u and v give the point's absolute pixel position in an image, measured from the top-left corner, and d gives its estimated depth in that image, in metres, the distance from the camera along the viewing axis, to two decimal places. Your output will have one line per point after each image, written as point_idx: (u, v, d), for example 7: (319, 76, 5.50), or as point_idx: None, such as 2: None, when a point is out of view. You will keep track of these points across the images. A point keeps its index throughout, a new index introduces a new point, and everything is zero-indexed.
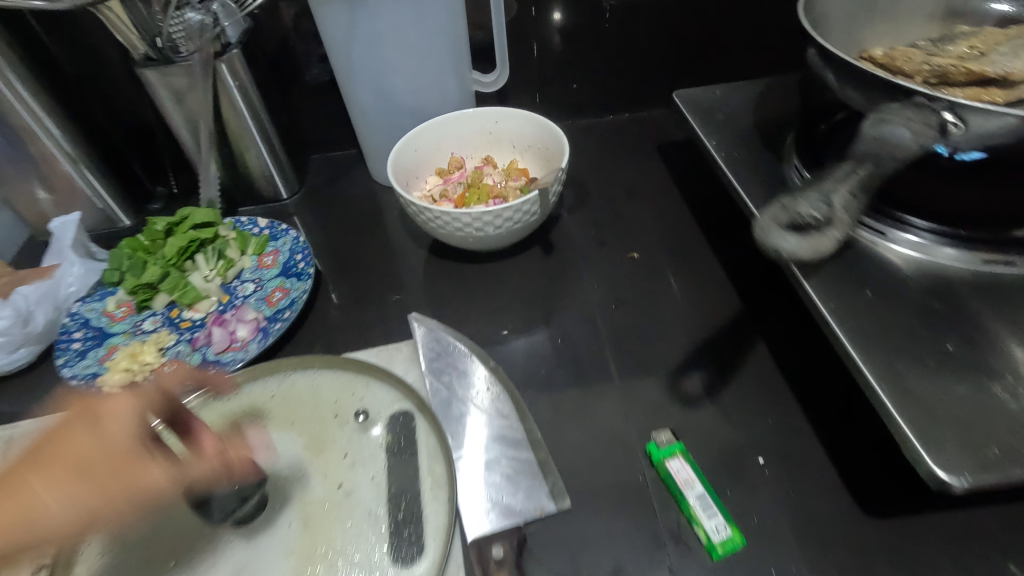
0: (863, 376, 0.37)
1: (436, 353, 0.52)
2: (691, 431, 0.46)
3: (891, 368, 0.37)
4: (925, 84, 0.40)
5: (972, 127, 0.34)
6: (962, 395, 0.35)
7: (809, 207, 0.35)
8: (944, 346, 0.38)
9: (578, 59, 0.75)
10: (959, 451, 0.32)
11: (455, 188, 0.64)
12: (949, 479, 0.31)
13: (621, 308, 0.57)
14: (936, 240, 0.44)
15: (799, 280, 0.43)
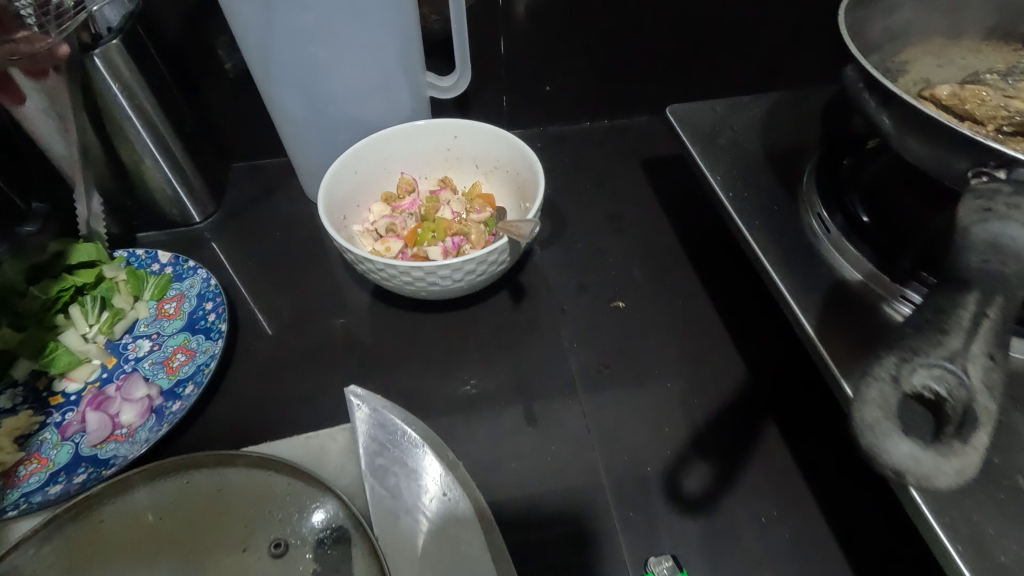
0: (930, 527, 0.28)
1: (380, 444, 0.41)
2: (696, 550, 0.38)
3: (965, 515, 0.29)
4: (1001, 135, 0.32)
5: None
6: None
7: (930, 386, 0.21)
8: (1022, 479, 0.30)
9: (554, 58, 0.63)
10: None
11: (404, 221, 0.53)
12: None
13: (606, 374, 0.48)
14: None
15: (836, 379, 0.35)
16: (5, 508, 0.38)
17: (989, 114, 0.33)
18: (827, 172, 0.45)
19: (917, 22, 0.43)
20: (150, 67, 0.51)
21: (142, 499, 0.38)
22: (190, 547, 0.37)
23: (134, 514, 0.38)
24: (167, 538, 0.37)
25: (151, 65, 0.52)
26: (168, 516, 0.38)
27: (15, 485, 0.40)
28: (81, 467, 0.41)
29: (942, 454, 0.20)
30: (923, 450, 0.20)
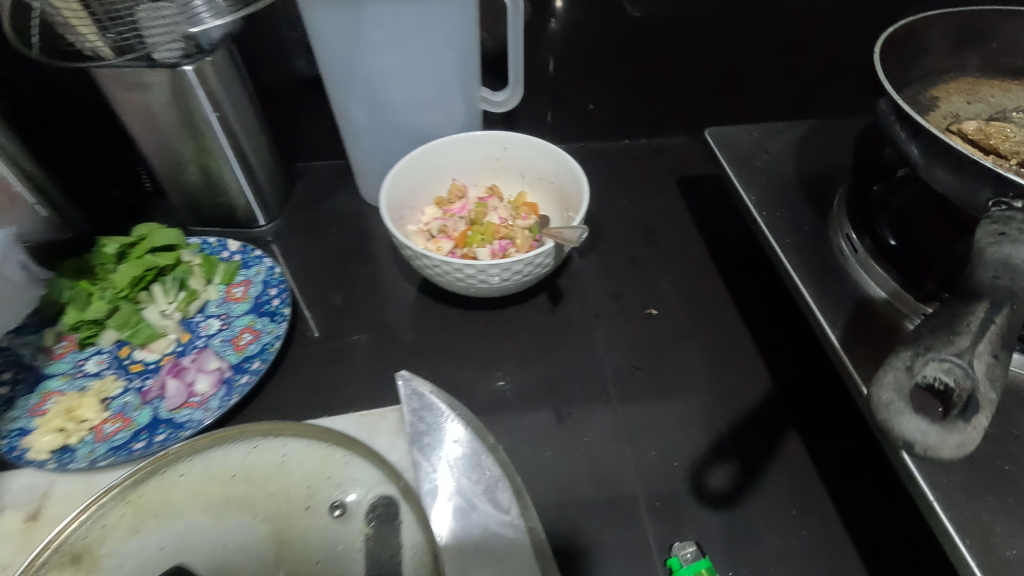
0: (941, 525, 0.31)
1: (426, 425, 0.45)
2: (715, 540, 0.41)
3: (975, 517, 0.31)
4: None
5: None
6: None
7: (937, 372, 0.24)
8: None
9: (598, 79, 0.67)
10: None
11: (455, 223, 0.57)
12: None
13: (636, 376, 0.51)
14: None
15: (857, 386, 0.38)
16: (95, 459, 0.43)
17: (1011, 150, 0.36)
18: (854, 197, 0.48)
19: (947, 61, 0.46)
20: (238, 77, 0.57)
21: (213, 459, 0.42)
22: (258, 505, 0.41)
23: (209, 476, 0.42)
24: (238, 496, 0.41)
25: (240, 75, 0.57)
26: (239, 477, 0.42)
27: (102, 440, 0.44)
28: (161, 428, 0.45)
29: (947, 429, 0.23)
30: (931, 424, 0.23)
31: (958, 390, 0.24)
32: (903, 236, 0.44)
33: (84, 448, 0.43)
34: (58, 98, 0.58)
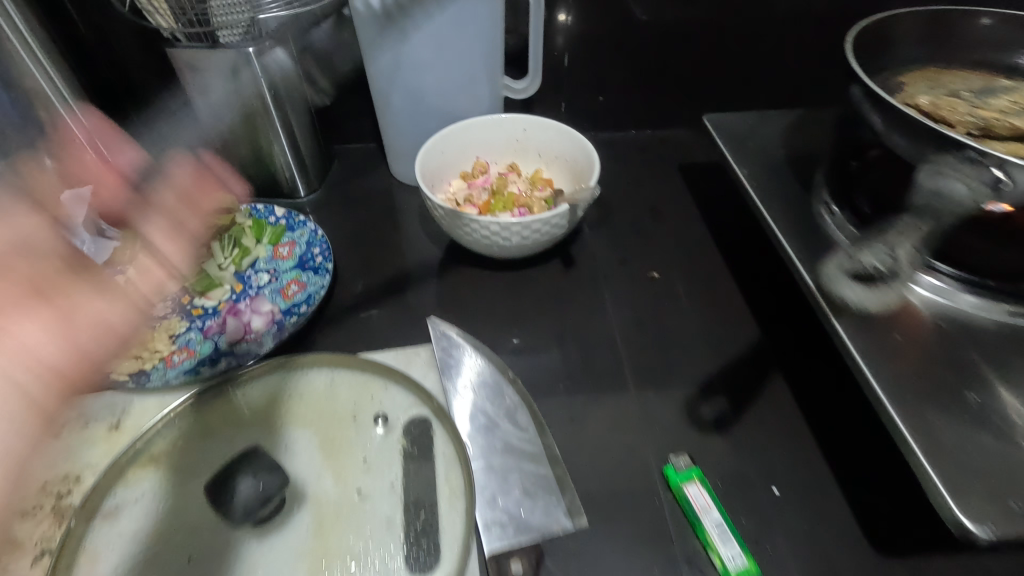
0: (895, 426, 0.37)
1: (453, 362, 0.52)
2: (708, 457, 0.46)
3: (922, 419, 0.37)
4: (969, 136, 0.41)
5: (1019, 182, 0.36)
6: (986, 444, 0.36)
7: (871, 260, 0.46)
8: (968, 396, 0.39)
9: (609, 73, 0.74)
10: (984, 501, 0.33)
11: (479, 193, 0.63)
12: (975, 529, 0.32)
13: (640, 328, 0.57)
14: (958, 287, 0.46)
15: (828, 318, 0.44)
16: (167, 379, 0.50)
17: (957, 119, 0.42)
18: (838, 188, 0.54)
19: (918, 53, 0.53)
20: (289, 62, 0.64)
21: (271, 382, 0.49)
22: (310, 419, 0.47)
23: (267, 395, 0.48)
24: (292, 411, 0.47)
25: (291, 60, 0.64)
26: (293, 396, 0.48)
27: (174, 365, 0.51)
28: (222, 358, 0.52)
29: (875, 290, 0.46)
30: (864, 287, 0.46)
31: (884, 270, 0.46)
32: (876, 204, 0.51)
33: (158, 371, 0.50)
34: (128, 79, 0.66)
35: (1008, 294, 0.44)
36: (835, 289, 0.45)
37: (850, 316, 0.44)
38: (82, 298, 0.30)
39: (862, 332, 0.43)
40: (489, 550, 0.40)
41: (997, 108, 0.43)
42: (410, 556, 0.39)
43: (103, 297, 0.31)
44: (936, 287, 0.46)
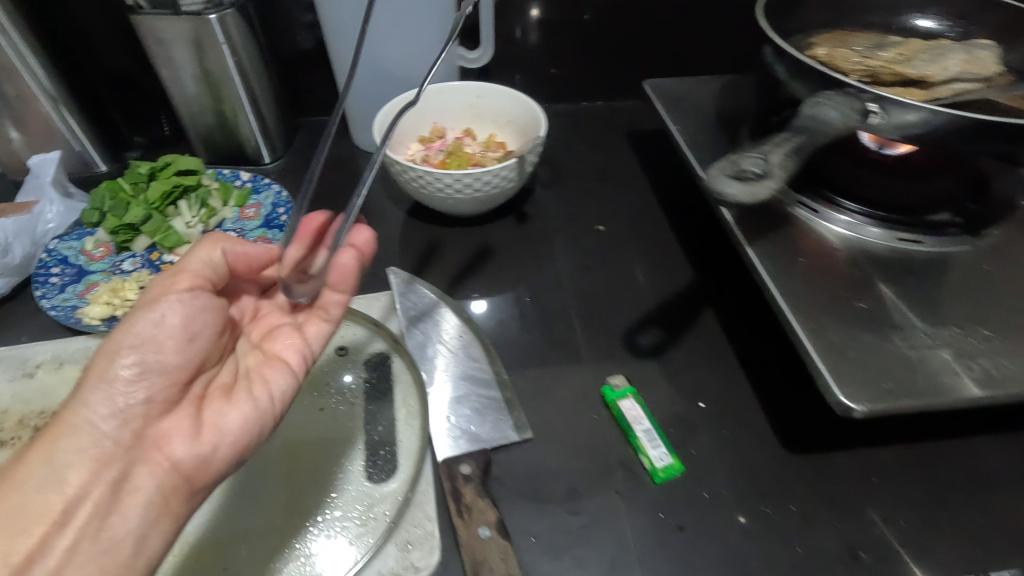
0: (795, 332, 0.42)
1: (412, 302, 0.56)
2: (641, 380, 0.51)
3: (817, 326, 0.43)
4: (860, 82, 0.47)
5: (892, 117, 0.41)
6: (866, 344, 0.42)
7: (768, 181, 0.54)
8: (857, 304, 0.45)
9: (559, 45, 0.79)
10: (861, 386, 0.39)
11: (435, 154, 0.67)
12: (851, 406, 0.38)
13: (586, 273, 0.61)
14: (864, 221, 0.51)
15: (743, 246, 0.50)
16: None
17: (847, 68, 0.48)
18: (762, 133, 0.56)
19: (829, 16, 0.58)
20: (252, 32, 0.66)
21: None
22: None
23: None
24: None
25: (254, 30, 0.67)
26: None
27: None
28: None
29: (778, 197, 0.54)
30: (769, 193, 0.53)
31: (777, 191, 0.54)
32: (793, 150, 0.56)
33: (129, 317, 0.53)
34: (92, 51, 0.68)
35: (902, 224, 0.50)
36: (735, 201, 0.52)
37: (764, 246, 0.49)
38: (223, 406, 0.41)
39: (772, 259, 0.48)
40: (441, 458, 0.43)
41: (884, 57, 0.49)
42: (367, 468, 0.44)
43: (153, 462, 0.37)
44: (846, 223, 0.51)
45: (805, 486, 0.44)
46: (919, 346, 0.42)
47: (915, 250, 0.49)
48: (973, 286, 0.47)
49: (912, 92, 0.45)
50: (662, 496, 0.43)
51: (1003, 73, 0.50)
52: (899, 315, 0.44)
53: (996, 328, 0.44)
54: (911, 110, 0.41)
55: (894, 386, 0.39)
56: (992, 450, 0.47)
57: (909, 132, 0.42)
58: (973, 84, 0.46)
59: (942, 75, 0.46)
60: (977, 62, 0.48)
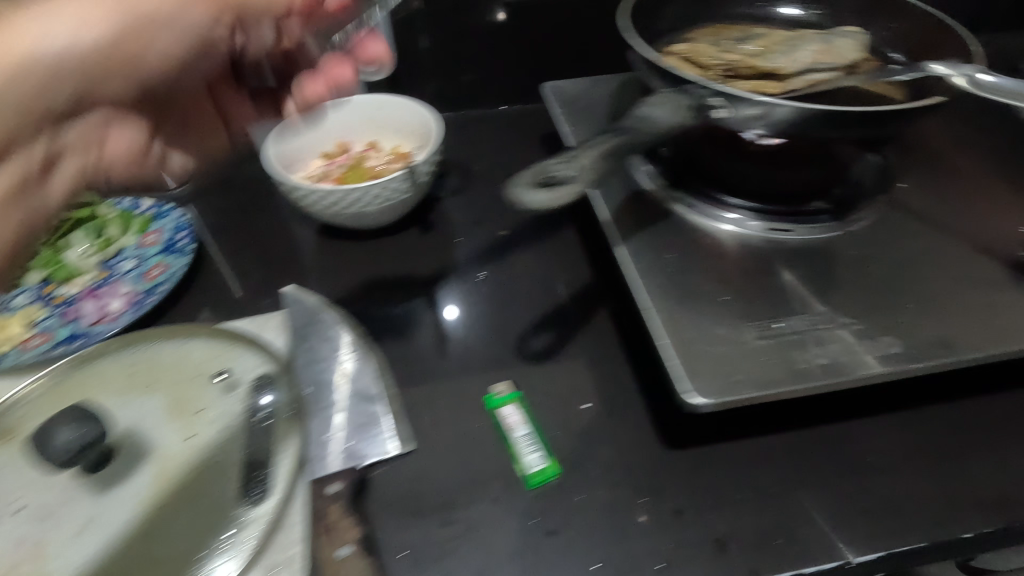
0: (653, 328, 0.42)
1: (305, 320, 0.55)
2: (528, 384, 0.51)
3: (674, 320, 0.43)
4: (719, 78, 0.47)
5: (732, 112, 0.42)
6: (720, 335, 0.42)
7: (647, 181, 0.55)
8: (721, 297, 0.45)
9: (466, 53, 0.79)
10: (710, 378, 0.39)
11: (336, 168, 0.67)
12: (697, 401, 0.38)
13: (486, 278, 0.61)
14: (746, 214, 0.52)
15: (615, 245, 0.49)
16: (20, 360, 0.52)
17: (710, 63, 0.48)
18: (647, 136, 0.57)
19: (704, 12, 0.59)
20: None
21: (123, 355, 0.48)
22: (159, 380, 0.47)
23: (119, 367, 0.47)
24: (141, 375, 0.47)
25: None
26: (142, 359, 0.48)
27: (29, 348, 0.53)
28: (76, 338, 0.54)
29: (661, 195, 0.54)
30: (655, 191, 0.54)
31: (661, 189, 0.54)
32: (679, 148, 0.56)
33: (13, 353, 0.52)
34: None
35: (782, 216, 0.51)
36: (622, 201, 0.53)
37: (638, 244, 0.49)
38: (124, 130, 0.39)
39: (645, 258, 0.48)
40: (316, 474, 0.43)
41: (748, 50, 0.49)
42: (242, 490, 0.41)
43: None
44: (731, 218, 0.52)
45: (681, 482, 0.44)
46: (774, 335, 0.42)
47: (787, 241, 0.50)
48: (838, 273, 0.48)
49: (768, 86, 0.45)
50: (538, 501, 0.43)
51: (866, 59, 0.50)
52: (761, 306, 0.45)
53: (856, 314, 0.44)
54: (748, 106, 0.41)
55: (743, 377, 0.39)
56: (867, 433, 0.47)
57: (754, 125, 0.43)
58: (831, 74, 0.47)
59: (797, 68, 0.46)
60: (836, 51, 0.48)
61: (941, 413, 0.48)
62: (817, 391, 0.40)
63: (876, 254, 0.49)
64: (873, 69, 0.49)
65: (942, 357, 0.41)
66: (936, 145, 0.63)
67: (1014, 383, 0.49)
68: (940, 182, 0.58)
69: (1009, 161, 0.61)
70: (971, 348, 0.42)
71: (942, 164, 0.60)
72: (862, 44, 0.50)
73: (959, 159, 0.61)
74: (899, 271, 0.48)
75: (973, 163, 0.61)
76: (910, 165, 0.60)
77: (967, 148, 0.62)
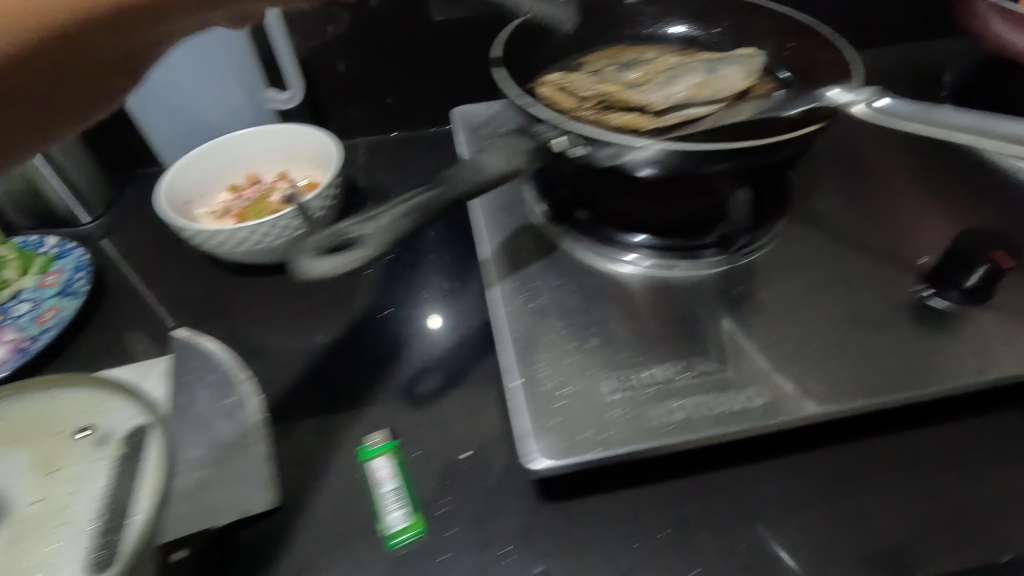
0: (505, 381, 0.40)
1: (189, 366, 0.54)
2: (409, 430, 0.49)
3: (531, 370, 0.41)
4: (591, 112, 0.45)
5: (592, 150, 0.41)
6: (578, 387, 0.40)
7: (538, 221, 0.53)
8: (587, 341, 0.43)
9: (386, 77, 0.78)
10: (553, 436, 0.37)
11: (239, 203, 0.65)
12: (532, 463, 0.36)
13: (385, 314, 0.59)
14: (644, 252, 0.49)
15: (487, 288, 0.48)
16: None
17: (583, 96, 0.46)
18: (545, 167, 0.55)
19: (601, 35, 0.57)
20: None
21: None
22: (26, 436, 0.45)
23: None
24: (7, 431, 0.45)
25: None
26: (13, 414, 0.46)
27: None
28: None
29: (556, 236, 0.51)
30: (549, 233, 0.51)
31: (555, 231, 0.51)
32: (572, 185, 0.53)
33: None
34: None
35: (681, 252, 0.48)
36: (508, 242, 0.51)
37: (510, 287, 0.47)
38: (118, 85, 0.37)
39: (516, 301, 0.46)
40: (167, 538, 0.40)
41: (625, 79, 0.47)
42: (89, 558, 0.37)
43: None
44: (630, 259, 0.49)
45: (550, 539, 0.42)
46: (631, 386, 0.40)
47: (662, 279, 0.48)
48: (719, 311, 0.45)
49: (641, 122, 0.44)
50: (397, 563, 0.41)
51: (752, 84, 0.49)
52: (630, 352, 0.42)
53: (727, 357, 0.42)
54: (607, 144, 0.40)
55: (590, 435, 0.37)
56: (756, 480, 0.44)
57: (615, 161, 0.41)
58: (707, 107, 0.45)
59: (671, 100, 0.44)
60: (716, 78, 0.47)
61: (834, 457, 0.45)
62: (671, 448, 0.37)
63: (765, 288, 0.47)
64: (756, 96, 0.47)
65: (809, 404, 0.38)
66: (853, 162, 0.60)
67: (915, 421, 0.47)
68: (851, 204, 0.55)
69: (929, 177, 0.58)
70: (844, 394, 0.39)
71: (856, 185, 0.57)
72: (747, 68, 0.49)
73: (876, 177, 0.58)
74: (786, 307, 0.45)
75: (891, 180, 0.58)
76: (819, 186, 0.57)
77: (883, 166, 0.59)
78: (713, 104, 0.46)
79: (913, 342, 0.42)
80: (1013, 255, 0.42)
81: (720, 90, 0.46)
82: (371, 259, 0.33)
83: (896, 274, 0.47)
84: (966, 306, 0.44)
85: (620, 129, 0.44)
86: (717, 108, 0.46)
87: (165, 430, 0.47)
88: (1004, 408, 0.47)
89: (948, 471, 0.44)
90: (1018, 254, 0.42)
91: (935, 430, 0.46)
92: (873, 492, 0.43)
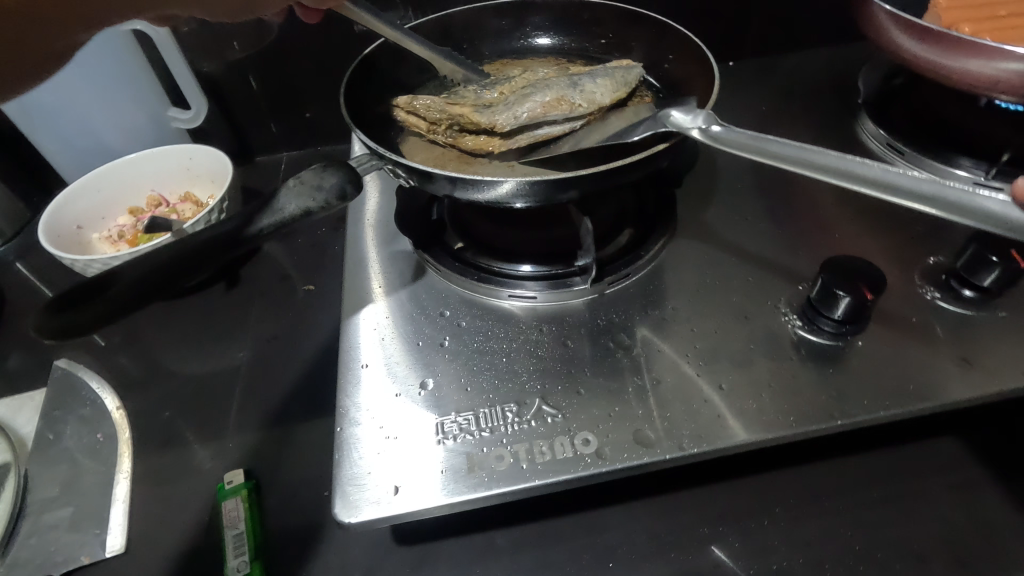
0: (334, 424, 0.39)
1: (63, 400, 0.53)
2: (272, 469, 0.47)
3: (365, 412, 0.39)
4: (447, 138, 0.48)
5: (420, 180, 0.40)
6: (409, 433, 0.38)
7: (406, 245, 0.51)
8: (429, 381, 0.41)
9: (302, 90, 0.75)
10: (368, 487, 0.35)
11: (135, 226, 0.63)
12: (340, 516, 0.34)
13: (275, 343, 0.57)
14: (515, 278, 0.46)
15: (345, 317, 0.46)
16: None
17: (435, 118, 0.48)
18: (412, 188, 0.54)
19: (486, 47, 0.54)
20: None
21: None
22: None
23: None
24: None
25: None
26: None
27: None
28: None
29: (423, 259, 0.49)
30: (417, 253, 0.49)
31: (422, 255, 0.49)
32: (451, 215, 0.53)
33: None
34: None
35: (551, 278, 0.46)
36: (380, 269, 0.50)
37: (371, 318, 0.45)
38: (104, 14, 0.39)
39: (373, 332, 0.44)
40: None
41: (484, 99, 0.49)
42: None
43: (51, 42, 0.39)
44: (505, 287, 0.46)
45: None
46: (456, 436, 0.38)
47: (521, 310, 0.46)
48: (574, 348, 0.43)
49: (488, 145, 0.46)
50: None
51: (624, 95, 0.49)
52: (473, 391, 0.40)
53: (564, 402, 0.39)
54: (430, 174, 0.39)
55: (406, 488, 0.35)
56: (621, 523, 0.42)
57: (446, 187, 0.40)
58: (565, 125, 0.46)
59: (520, 120, 0.45)
60: (578, 92, 0.46)
61: (708, 500, 0.42)
62: (489, 502, 0.35)
63: (638, 320, 0.44)
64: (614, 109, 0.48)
65: (637, 455, 0.36)
66: (761, 176, 0.56)
67: (799, 457, 0.44)
68: (755, 222, 0.52)
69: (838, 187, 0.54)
70: (682, 442, 0.37)
71: (763, 199, 0.54)
72: (619, 79, 0.48)
73: (786, 192, 0.55)
74: (655, 341, 0.43)
75: (802, 193, 0.54)
76: (722, 202, 0.54)
77: (795, 180, 0.56)
78: (576, 120, 0.46)
79: (770, 380, 0.40)
80: (875, 285, 0.39)
81: (580, 105, 0.46)
82: (110, 318, 0.33)
83: (777, 298, 0.45)
84: (836, 339, 0.41)
85: (472, 153, 0.47)
86: (580, 124, 0.46)
87: (27, 470, 0.47)
88: (891, 443, 0.44)
89: (825, 513, 0.41)
90: (882, 284, 0.39)
91: (819, 467, 0.43)
92: (744, 535, 0.40)
